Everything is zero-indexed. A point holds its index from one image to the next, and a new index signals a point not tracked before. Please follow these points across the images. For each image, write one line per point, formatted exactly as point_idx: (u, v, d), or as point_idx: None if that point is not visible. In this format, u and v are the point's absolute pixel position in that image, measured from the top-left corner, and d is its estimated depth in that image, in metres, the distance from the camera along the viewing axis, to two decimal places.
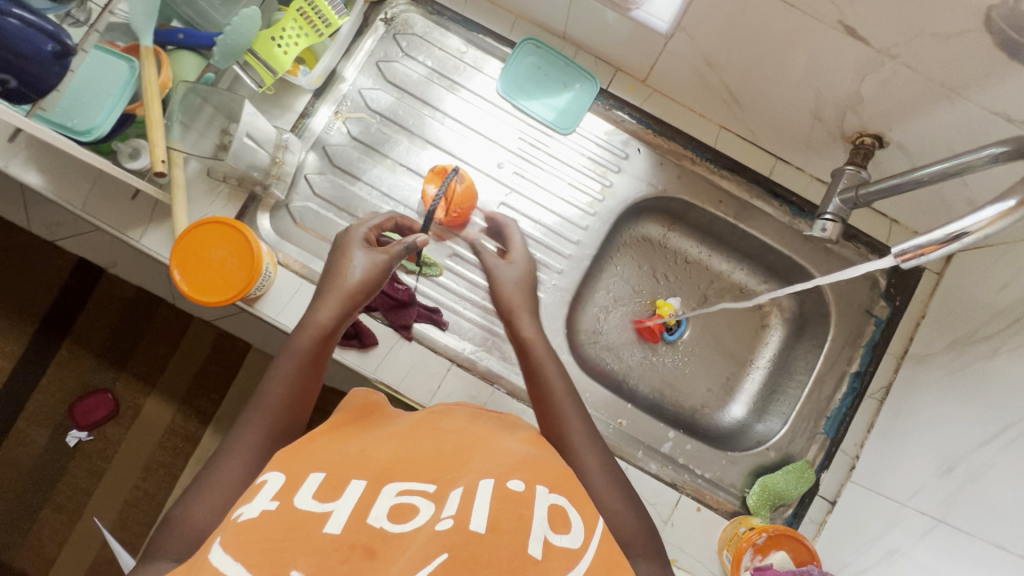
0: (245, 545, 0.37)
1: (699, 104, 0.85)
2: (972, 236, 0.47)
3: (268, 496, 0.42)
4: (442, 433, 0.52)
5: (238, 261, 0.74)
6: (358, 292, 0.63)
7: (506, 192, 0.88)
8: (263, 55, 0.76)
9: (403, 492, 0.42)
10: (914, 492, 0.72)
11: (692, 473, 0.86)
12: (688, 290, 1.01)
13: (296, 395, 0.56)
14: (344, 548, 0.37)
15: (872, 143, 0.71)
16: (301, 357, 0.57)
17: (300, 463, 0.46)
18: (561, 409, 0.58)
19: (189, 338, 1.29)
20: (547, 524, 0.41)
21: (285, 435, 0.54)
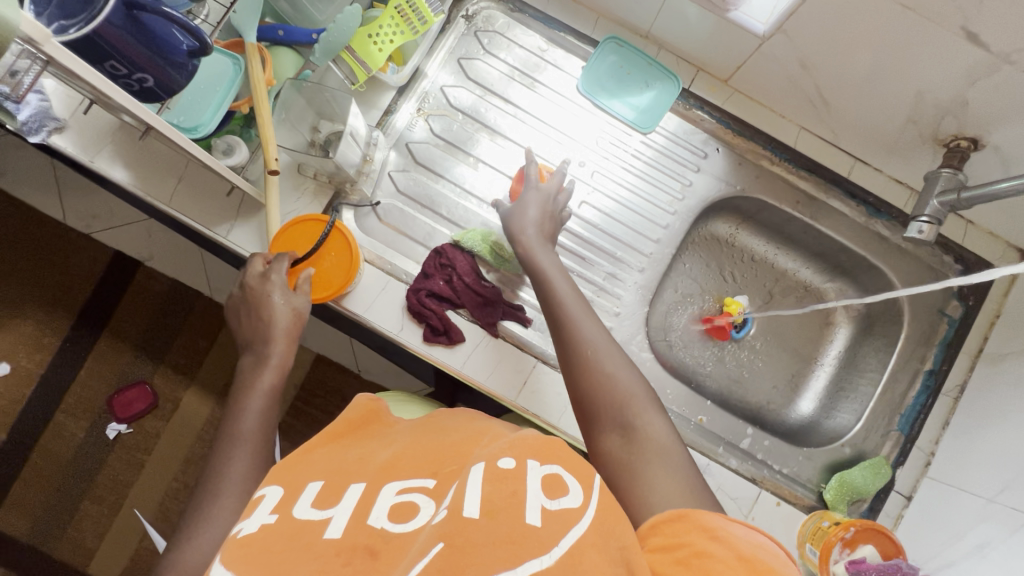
0: (245, 560, 0.38)
1: (781, 104, 0.86)
2: None
3: (266, 509, 0.43)
4: (438, 435, 0.52)
5: (336, 259, 0.76)
6: (293, 324, 0.70)
7: (588, 190, 0.89)
8: (358, 50, 0.76)
9: (403, 491, 0.44)
10: (1000, 489, 0.73)
11: (770, 469, 0.87)
12: (754, 289, 1.02)
13: (267, 426, 0.63)
14: (345, 551, 0.38)
15: (967, 146, 0.73)
16: (264, 398, 0.65)
17: (296, 474, 0.47)
18: (574, 316, 0.65)
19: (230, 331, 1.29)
20: (544, 493, 0.41)
21: (264, 461, 0.60)
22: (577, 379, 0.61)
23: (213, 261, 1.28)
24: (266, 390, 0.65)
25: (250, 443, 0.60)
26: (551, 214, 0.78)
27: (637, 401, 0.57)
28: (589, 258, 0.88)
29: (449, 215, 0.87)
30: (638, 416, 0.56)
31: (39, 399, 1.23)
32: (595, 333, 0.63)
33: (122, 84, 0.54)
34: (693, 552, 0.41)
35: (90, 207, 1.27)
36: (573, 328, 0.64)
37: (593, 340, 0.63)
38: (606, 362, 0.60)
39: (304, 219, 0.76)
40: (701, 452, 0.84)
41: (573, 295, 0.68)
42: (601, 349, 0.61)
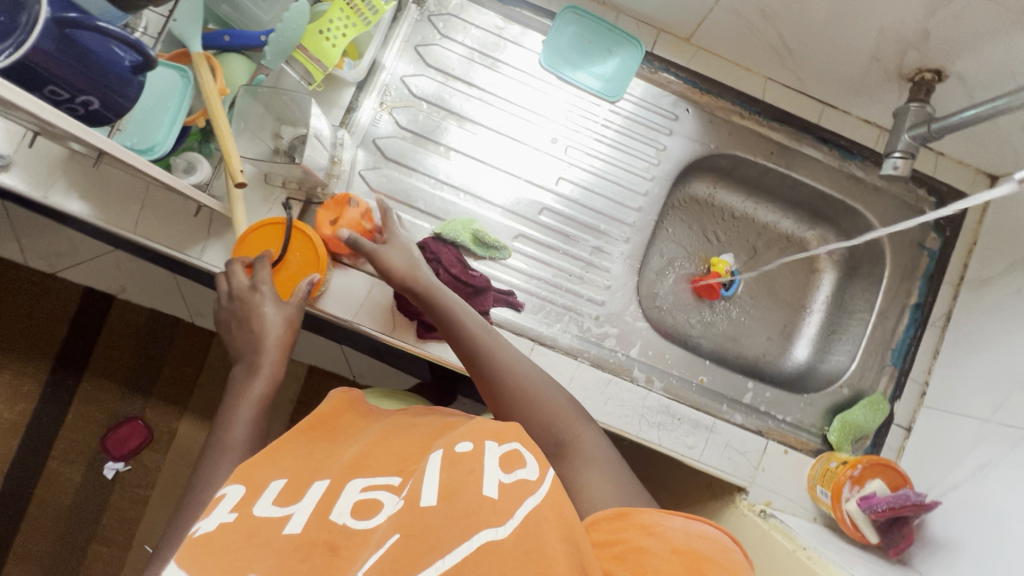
0: (200, 557, 0.37)
1: (745, 57, 0.86)
2: None
3: (226, 508, 0.42)
4: (407, 433, 0.55)
5: (302, 260, 0.73)
6: (287, 336, 0.69)
7: (564, 166, 0.88)
8: (310, 48, 0.73)
9: (369, 488, 0.44)
10: (996, 408, 0.75)
11: (775, 419, 0.89)
12: (738, 245, 1.03)
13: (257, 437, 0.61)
14: (304, 547, 0.38)
15: (932, 78, 0.73)
16: (253, 408, 0.63)
17: (259, 473, 0.47)
18: (488, 345, 0.65)
19: (215, 354, 1.25)
20: (502, 467, 0.40)
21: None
22: (504, 400, 0.61)
23: (190, 284, 1.24)
24: (256, 399, 0.64)
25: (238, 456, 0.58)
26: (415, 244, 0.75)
27: (566, 415, 0.59)
28: (573, 235, 0.87)
29: (427, 209, 0.84)
30: (567, 431, 0.58)
31: (27, 450, 1.19)
32: (513, 356, 0.64)
33: (66, 110, 0.51)
34: (628, 547, 0.40)
35: (52, 245, 1.22)
36: (488, 358, 0.64)
37: (512, 364, 0.63)
38: (530, 387, 0.61)
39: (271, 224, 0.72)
40: (706, 412, 0.85)
41: (479, 326, 0.67)
42: (521, 372, 0.62)
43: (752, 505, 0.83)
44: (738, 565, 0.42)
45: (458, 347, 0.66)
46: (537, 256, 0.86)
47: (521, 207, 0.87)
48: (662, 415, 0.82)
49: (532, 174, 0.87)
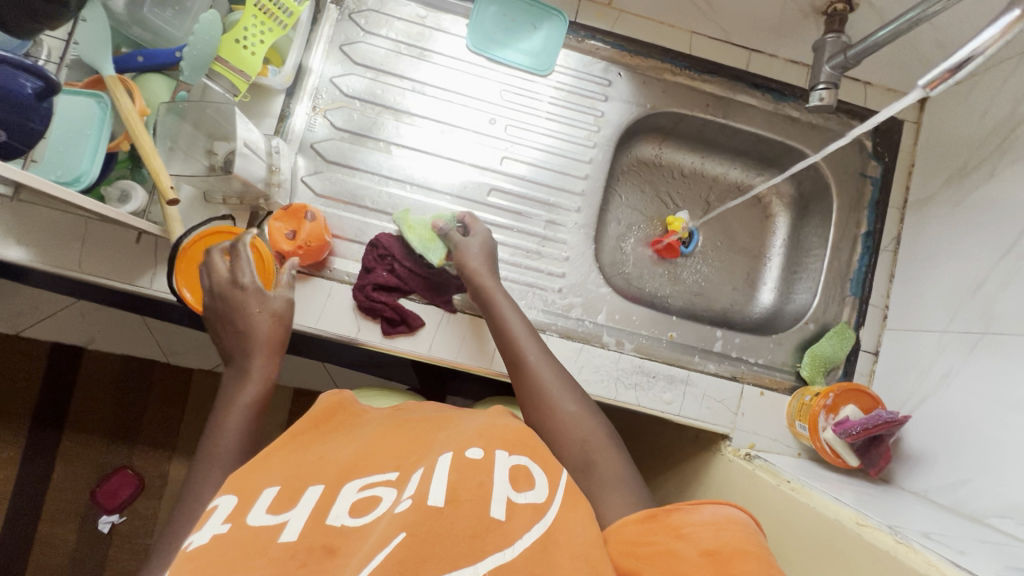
0: (193, 569, 0.36)
1: (667, 13, 0.87)
2: (979, 57, 0.48)
3: (218, 519, 0.41)
4: (404, 430, 0.55)
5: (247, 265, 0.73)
6: (276, 336, 0.69)
7: (505, 145, 0.88)
8: (230, 59, 0.72)
9: (365, 487, 0.44)
10: (951, 318, 0.78)
11: (747, 363, 0.90)
12: (691, 202, 1.04)
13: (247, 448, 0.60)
14: (301, 553, 0.37)
15: (844, 8, 0.75)
16: (244, 412, 0.62)
17: (251, 480, 0.46)
18: (532, 359, 0.67)
19: (195, 390, 1.23)
20: (511, 486, 0.43)
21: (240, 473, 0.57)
22: (537, 419, 0.62)
23: (158, 323, 1.22)
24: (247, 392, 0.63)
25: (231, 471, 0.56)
26: (492, 252, 0.79)
27: (597, 435, 0.59)
28: (525, 212, 0.88)
29: (376, 206, 0.85)
30: (596, 453, 0.57)
31: (15, 516, 1.15)
32: (553, 375, 0.65)
33: None
34: (658, 548, 0.43)
35: (9, 305, 1.19)
36: (531, 372, 0.66)
37: (547, 383, 0.64)
38: (562, 405, 0.62)
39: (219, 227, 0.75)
40: (679, 366, 0.86)
41: (529, 334, 0.70)
42: (556, 390, 0.63)
43: (737, 450, 0.85)
44: (766, 547, 0.43)
45: (513, 348, 0.69)
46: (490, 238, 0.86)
47: (470, 189, 0.87)
48: (637, 375, 0.83)
49: (475, 157, 0.87)
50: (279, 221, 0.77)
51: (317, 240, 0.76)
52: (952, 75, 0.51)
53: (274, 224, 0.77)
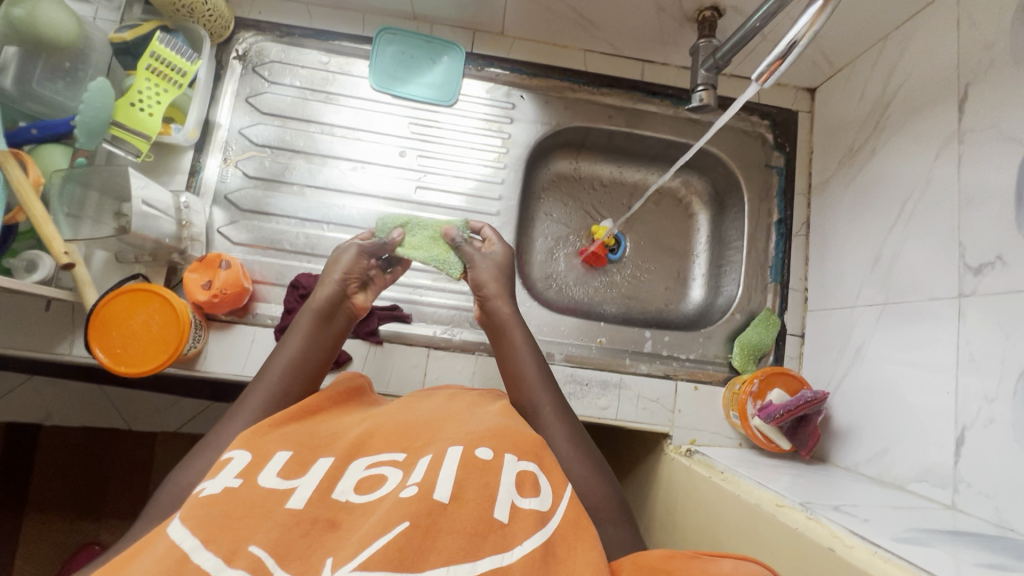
0: (202, 518, 0.39)
1: (558, 36, 0.92)
2: (803, 39, 0.53)
3: (232, 472, 0.44)
4: (415, 415, 0.57)
5: (163, 320, 0.73)
6: (347, 276, 0.69)
7: (418, 175, 0.90)
8: (127, 123, 0.73)
9: (373, 466, 0.48)
10: (858, 293, 0.80)
11: (679, 360, 0.91)
12: (615, 209, 1.07)
13: (299, 367, 0.62)
14: (306, 522, 0.40)
15: (712, 15, 0.80)
16: (301, 336, 0.64)
17: (266, 440, 0.49)
18: (545, 416, 0.63)
19: (161, 454, 1.20)
20: (516, 489, 0.46)
21: (286, 405, 0.59)
22: None
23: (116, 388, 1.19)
24: (314, 312, 0.66)
25: (280, 391, 0.59)
26: (507, 267, 0.74)
27: (605, 502, 0.55)
28: None
29: (295, 248, 0.86)
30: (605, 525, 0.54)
31: None
32: (564, 432, 0.61)
33: None
34: None
35: None
36: (543, 428, 0.62)
37: (553, 440, 0.60)
38: (571, 468, 0.57)
39: (136, 285, 0.72)
40: (610, 370, 0.88)
41: (543, 380, 0.65)
42: (566, 452, 0.59)
43: (678, 447, 0.86)
44: None
45: (525, 396, 0.65)
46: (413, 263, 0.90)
47: None
48: (569, 384, 0.84)
49: (390, 190, 0.89)
50: (195, 273, 0.78)
51: (232, 287, 0.77)
52: (780, 63, 0.55)
53: (189, 275, 0.77)
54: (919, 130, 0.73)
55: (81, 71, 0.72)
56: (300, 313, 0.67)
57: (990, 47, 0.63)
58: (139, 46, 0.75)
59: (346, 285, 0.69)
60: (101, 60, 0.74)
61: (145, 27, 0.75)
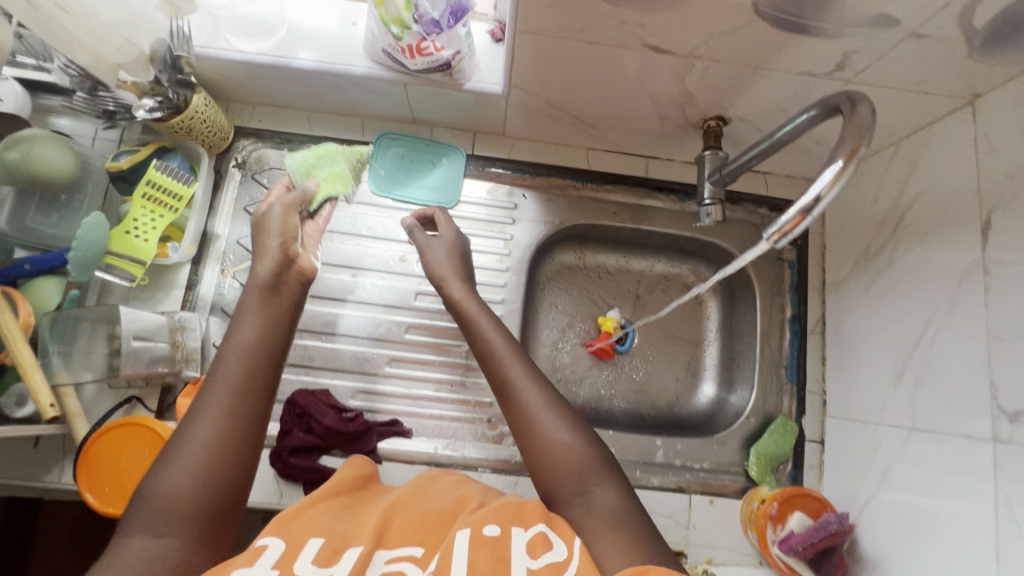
0: None
1: (560, 136, 0.90)
2: (825, 200, 0.47)
3: (266, 563, 0.43)
4: (430, 499, 0.57)
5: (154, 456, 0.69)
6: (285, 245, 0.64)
7: (418, 281, 0.88)
8: (123, 250, 0.72)
9: (394, 559, 0.47)
10: (881, 409, 0.76)
11: (693, 470, 0.87)
12: (621, 298, 1.04)
13: (257, 347, 0.55)
14: None
15: (717, 124, 0.78)
16: (251, 314, 0.58)
17: (290, 529, 0.48)
18: (516, 384, 0.59)
19: None
20: (529, 554, 0.45)
21: (251, 390, 0.53)
22: (525, 445, 0.57)
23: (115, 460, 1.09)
24: (261, 282, 0.60)
25: (248, 380, 0.53)
26: (457, 248, 0.74)
27: (587, 464, 0.53)
28: (447, 344, 0.87)
29: (291, 360, 0.84)
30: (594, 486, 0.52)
31: None
32: (538, 395, 0.58)
33: None
34: None
35: None
36: (516, 397, 0.58)
37: (526, 408, 0.57)
38: (549, 432, 0.55)
39: (125, 419, 0.70)
40: None
41: (509, 349, 0.62)
42: (543, 415, 0.56)
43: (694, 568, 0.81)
44: None
45: (494, 366, 0.61)
46: (415, 373, 0.86)
47: (385, 330, 0.86)
48: None
49: (389, 297, 0.87)
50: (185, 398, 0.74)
51: None
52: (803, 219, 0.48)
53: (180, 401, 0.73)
54: (939, 247, 0.70)
55: (78, 202, 0.72)
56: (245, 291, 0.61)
57: (1012, 176, 0.61)
58: (136, 171, 0.74)
59: (286, 249, 0.64)
60: (97, 187, 0.74)
61: (143, 152, 0.75)
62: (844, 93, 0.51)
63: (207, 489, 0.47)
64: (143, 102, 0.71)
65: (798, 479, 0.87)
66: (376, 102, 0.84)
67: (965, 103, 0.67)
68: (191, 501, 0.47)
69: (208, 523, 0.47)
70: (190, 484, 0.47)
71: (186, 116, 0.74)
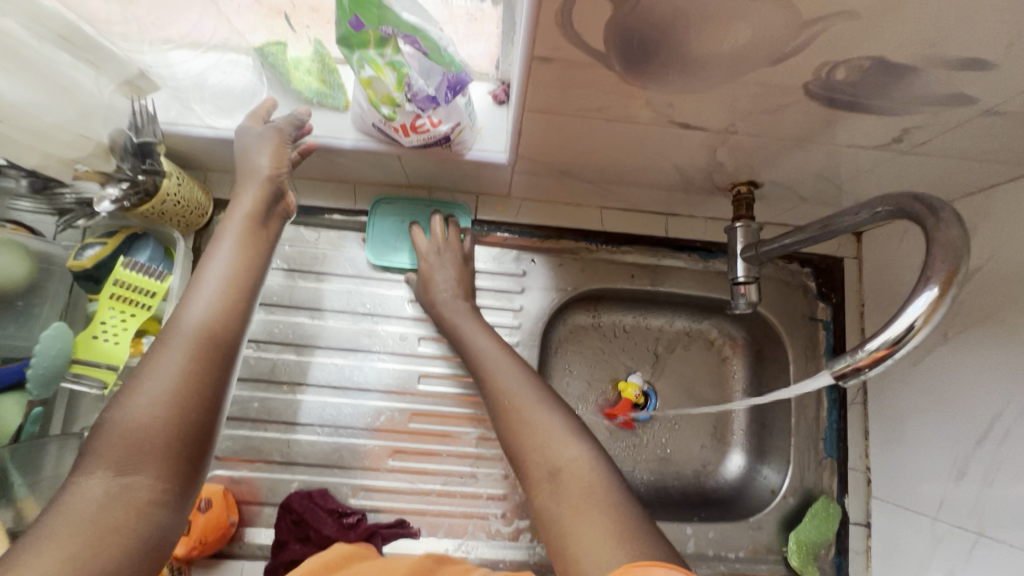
0: None
1: (572, 198, 0.82)
2: (914, 332, 0.40)
3: None
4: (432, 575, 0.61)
5: None
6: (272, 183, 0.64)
7: (422, 362, 0.81)
8: (90, 357, 0.65)
9: None
10: (939, 504, 0.69)
11: (726, 559, 0.80)
12: (640, 359, 0.95)
13: (237, 298, 0.56)
14: None
15: (748, 190, 0.70)
16: (229, 262, 0.58)
17: None
18: (494, 370, 0.68)
19: None
20: None
21: (229, 331, 0.54)
22: (507, 422, 0.64)
23: None
24: (238, 231, 0.61)
25: (220, 314, 0.54)
26: (463, 275, 0.77)
27: (560, 437, 0.61)
28: (454, 432, 0.79)
29: (285, 458, 0.76)
30: (563, 456, 0.59)
31: None
32: (516, 381, 0.66)
33: None
34: None
35: None
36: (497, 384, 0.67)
37: (511, 388, 0.66)
38: (526, 408, 0.64)
39: None
40: None
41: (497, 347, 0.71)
42: (523, 395, 0.65)
43: None
44: None
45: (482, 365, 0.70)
46: (421, 466, 0.78)
47: (385, 419, 0.79)
48: None
49: (389, 381, 0.80)
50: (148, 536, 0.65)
51: (216, 529, 0.69)
52: (885, 352, 0.41)
53: None
54: (1006, 330, 0.62)
55: (38, 307, 0.65)
56: (233, 213, 0.62)
57: None
58: (103, 269, 0.67)
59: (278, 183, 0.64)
60: (60, 288, 0.67)
61: (109, 247, 0.68)
62: (917, 197, 0.43)
63: (187, 426, 0.46)
64: (108, 190, 0.62)
65: (842, 565, 0.81)
66: (369, 170, 0.76)
67: None
68: (164, 436, 0.45)
69: (184, 461, 0.45)
70: (161, 419, 0.45)
71: (158, 202, 0.66)
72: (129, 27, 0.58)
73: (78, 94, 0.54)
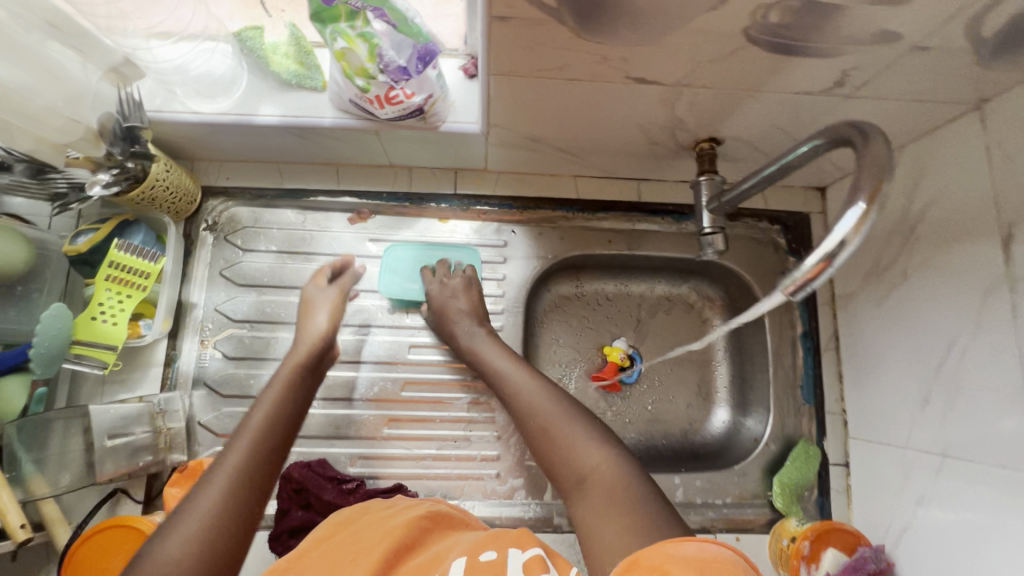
0: None
1: (546, 168, 0.86)
2: (846, 249, 0.42)
3: None
4: (418, 533, 0.61)
5: None
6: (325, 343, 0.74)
7: (410, 333, 0.84)
8: (89, 337, 0.67)
9: None
10: (909, 434, 0.72)
11: (714, 506, 0.83)
12: (624, 324, 0.98)
13: (275, 427, 0.61)
14: None
15: (711, 146, 0.73)
16: (271, 398, 0.64)
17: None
18: (520, 391, 0.69)
19: None
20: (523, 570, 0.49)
21: (266, 461, 0.58)
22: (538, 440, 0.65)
23: None
24: (282, 381, 0.66)
25: (271, 435, 0.60)
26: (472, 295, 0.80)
27: (582, 443, 0.61)
28: (446, 398, 0.82)
29: None
30: (587, 464, 0.60)
31: None
32: (540, 394, 0.67)
33: None
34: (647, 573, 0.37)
35: None
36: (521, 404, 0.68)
37: (537, 400, 0.67)
38: (558, 425, 0.64)
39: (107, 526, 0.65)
40: None
41: (515, 362, 0.72)
42: (547, 411, 0.65)
43: None
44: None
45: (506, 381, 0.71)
46: (416, 432, 0.81)
47: (379, 390, 0.82)
48: None
49: (380, 352, 0.83)
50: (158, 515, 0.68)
51: None
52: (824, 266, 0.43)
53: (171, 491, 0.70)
54: (956, 261, 0.66)
55: (36, 291, 0.68)
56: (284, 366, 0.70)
57: None
58: (97, 253, 0.69)
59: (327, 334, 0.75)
60: (56, 273, 0.70)
61: (102, 232, 0.69)
62: (851, 123, 0.47)
63: (212, 555, 0.48)
64: (98, 175, 0.65)
65: (825, 505, 0.84)
66: (350, 150, 0.80)
67: (971, 107, 0.63)
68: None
69: None
70: (187, 550, 0.47)
71: (148, 186, 0.69)
72: (111, 11, 0.59)
73: (67, 79, 0.57)
